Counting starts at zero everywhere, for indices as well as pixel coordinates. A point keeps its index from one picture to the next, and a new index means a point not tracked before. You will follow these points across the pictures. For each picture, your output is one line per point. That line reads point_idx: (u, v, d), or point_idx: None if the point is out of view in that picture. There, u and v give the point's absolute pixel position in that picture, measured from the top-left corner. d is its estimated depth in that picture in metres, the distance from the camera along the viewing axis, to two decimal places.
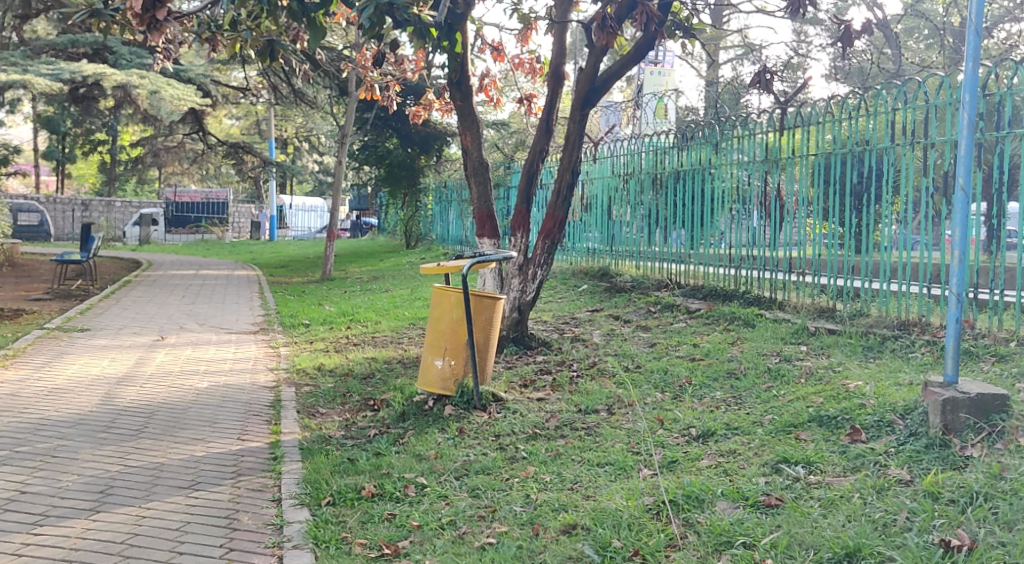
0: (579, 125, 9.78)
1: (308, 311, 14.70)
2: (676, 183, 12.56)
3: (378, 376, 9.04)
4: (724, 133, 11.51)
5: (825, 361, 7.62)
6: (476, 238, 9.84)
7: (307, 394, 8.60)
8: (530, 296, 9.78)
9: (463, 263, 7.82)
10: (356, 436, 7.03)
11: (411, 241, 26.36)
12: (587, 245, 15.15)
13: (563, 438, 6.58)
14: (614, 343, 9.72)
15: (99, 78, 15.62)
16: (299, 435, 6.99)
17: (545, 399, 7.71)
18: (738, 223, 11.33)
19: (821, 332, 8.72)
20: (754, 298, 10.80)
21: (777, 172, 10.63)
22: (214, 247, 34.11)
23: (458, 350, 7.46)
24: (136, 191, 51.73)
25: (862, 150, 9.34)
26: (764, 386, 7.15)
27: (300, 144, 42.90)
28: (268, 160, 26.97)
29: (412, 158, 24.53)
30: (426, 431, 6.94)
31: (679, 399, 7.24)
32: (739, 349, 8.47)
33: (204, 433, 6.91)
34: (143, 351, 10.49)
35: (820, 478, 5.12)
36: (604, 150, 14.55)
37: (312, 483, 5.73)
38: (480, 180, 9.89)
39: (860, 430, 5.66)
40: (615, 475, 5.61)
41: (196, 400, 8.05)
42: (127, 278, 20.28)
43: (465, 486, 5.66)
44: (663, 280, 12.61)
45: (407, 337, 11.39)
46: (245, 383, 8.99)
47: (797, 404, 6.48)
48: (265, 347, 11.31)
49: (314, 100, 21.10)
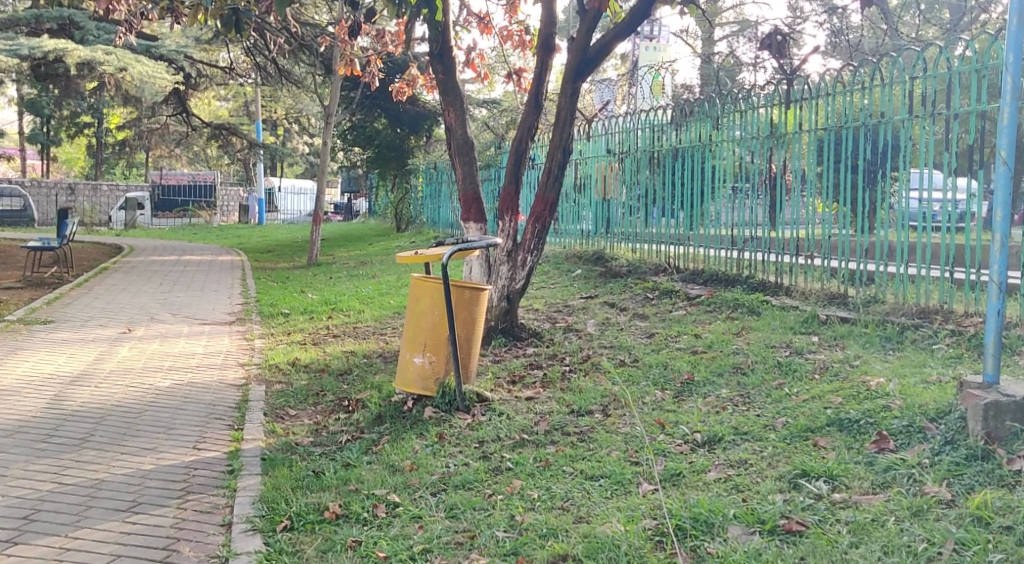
0: (571, 99, 9.05)
1: (289, 298, 14.02)
2: (674, 163, 11.87)
3: (355, 372, 8.39)
4: (724, 108, 10.82)
5: (842, 354, 6.95)
6: (462, 222, 9.15)
7: (277, 392, 7.94)
8: (520, 284, 9.11)
9: (444, 249, 7.14)
10: (326, 443, 6.38)
11: (402, 224, 25.39)
12: (580, 228, 14.47)
13: (554, 445, 5.92)
14: (611, 333, 9.06)
15: (62, 55, 14.90)
16: (263, 443, 6.34)
17: (535, 399, 7.06)
18: (741, 203, 10.67)
19: (834, 320, 8.04)
20: (759, 283, 10.12)
21: (782, 150, 9.95)
22: (202, 232, 33.34)
23: (439, 347, 6.81)
24: (126, 175, 50.94)
25: (877, 123, 8.63)
26: (776, 383, 6.49)
27: (289, 126, 42.15)
28: (253, 141, 26.22)
29: (402, 139, 23.76)
30: (403, 437, 6.29)
31: (681, 399, 6.59)
32: (745, 341, 7.81)
33: (156, 442, 6.28)
34: (106, 344, 9.83)
35: (846, 496, 4.47)
36: (598, 128, 13.83)
37: (269, 503, 5.10)
38: (465, 159, 9.17)
39: (888, 438, 5.00)
40: (612, 491, 4.96)
41: (154, 402, 7.41)
42: (105, 264, 19.58)
43: (443, 505, 5.01)
44: (661, 264, 11.93)
45: (390, 327, 10.73)
46: (212, 381, 8.34)
47: (813, 405, 5.83)
48: (238, 339, 10.64)
49: (299, 79, 20.30)
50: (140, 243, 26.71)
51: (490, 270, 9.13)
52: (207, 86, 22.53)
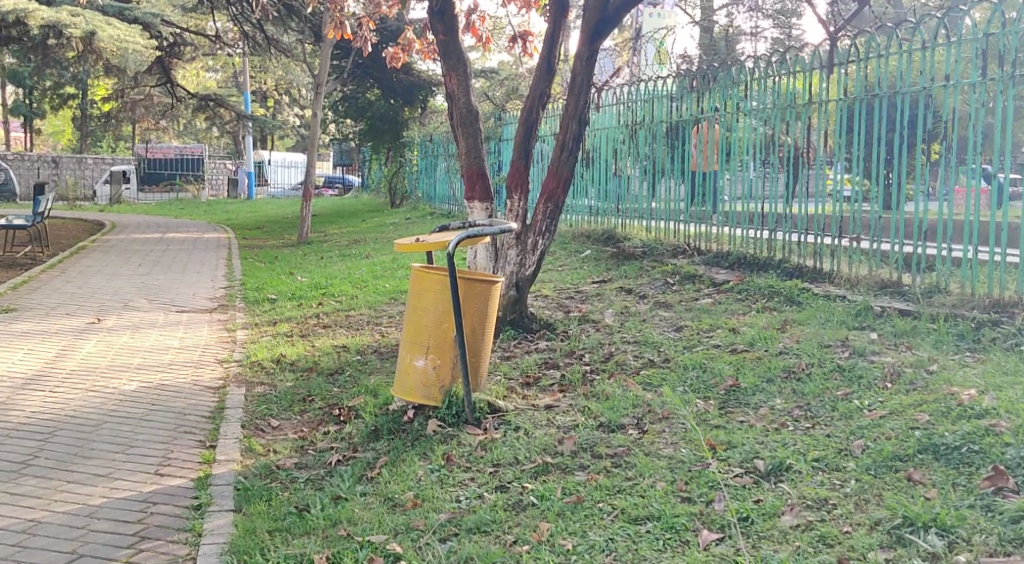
0: (588, 64, 8.00)
1: (276, 282, 13.00)
2: (693, 135, 10.74)
3: (346, 373, 7.41)
4: (755, 73, 9.69)
5: (912, 356, 6.00)
6: (465, 202, 8.13)
7: (257, 397, 6.95)
8: (530, 270, 8.12)
9: (448, 237, 6.13)
10: (312, 466, 5.42)
11: (394, 198, 24.79)
12: (588, 204, 13.35)
13: (585, 471, 4.95)
14: (632, 325, 8.09)
15: (24, 16, 13.91)
16: (238, 466, 5.38)
17: (555, 408, 6.09)
18: (774, 178, 9.57)
19: (891, 313, 7.11)
20: (795, 268, 9.06)
21: (823, 119, 8.85)
22: (190, 206, 32.10)
23: (444, 349, 5.83)
24: (113, 147, 49.42)
25: (940, 88, 7.58)
26: (841, 393, 5.53)
27: (280, 97, 40.85)
28: (242, 113, 25.07)
29: (396, 110, 22.52)
30: (403, 459, 5.33)
31: (728, 410, 5.63)
32: (793, 338, 6.82)
33: (110, 466, 5.31)
34: (71, 338, 8.83)
35: (971, 558, 3.58)
36: (607, 98, 12.65)
37: (240, 557, 4.20)
38: (469, 131, 8.13)
39: (1006, 473, 4.10)
40: (664, 542, 4.02)
41: (115, 411, 6.44)
42: (83, 243, 18.49)
43: (455, 558, 4.09)
44: (680, 246, 10.85)
45: (387, 316, 9.74)
46: (185, 383, 7.35)
47: (897, 424, 4.88)
48: (219, 330, 9.63)
49: (287, 49, 19.17)
50: (124, 219, 25.61)
51: (497, 255, 8.14)
52: (192, 54, 21.38)
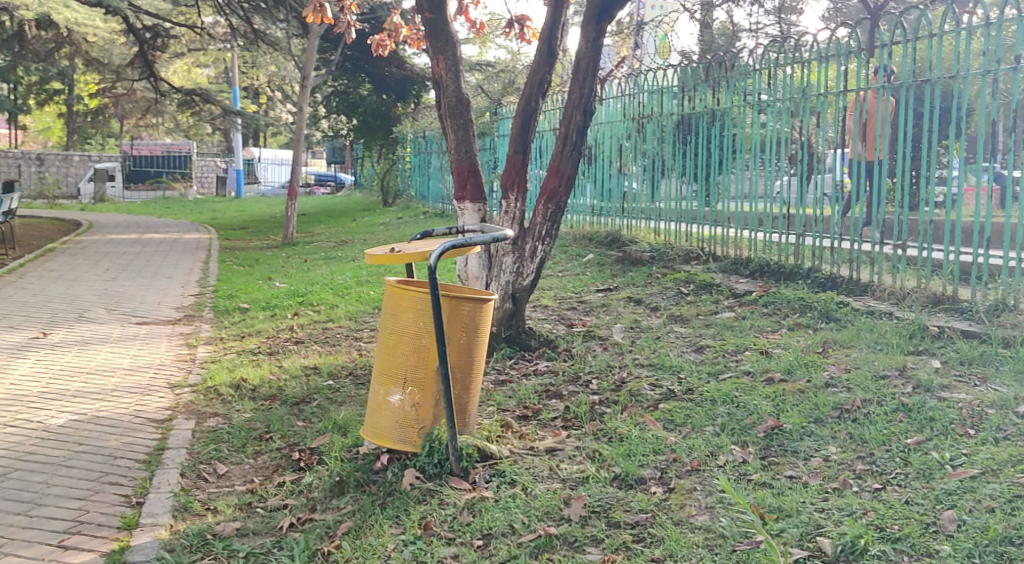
0: (593, 46, 6.89)
1: (251, 288, 11.94)
2: (709, 126, 9.57)
3: (314, 403, 6.34)
4: (781, 58, 8.53)
5: (992, 393, 4.99)
6: (454, 203, 7.07)
7: (207, 434, 5.87)
8: (528, 280, 7.06)
9: (429, 247, 5.06)
10: (257, 533, 4.39)
11: (389, 197, 23.45)
12: (589, 203, 12.19)
13: (599, 549, 3.92)
14: (646, 343, 7.02)
15: None
16: (168, 535, 4.34)
17: (558, 451, 5.03)
18: (800, 176, 8.42)
19: (952, 335, 6.11)
20: (827, 278, 7.95)
21: (862, 109, 7.68)
22: (176, 206, 30.92)
23: (423, 382, 4.76)
24: (103, 144, 47.96)
25: (1009, 70, 6.52)
26: (912, 441, 4.50)
27: (271, 92, 39.66)
28: (228, 109, 23.92)
29: (388, 106, 21.59)
30: (370, 525, 4.29)
31: (770, 459, 4.59)
32: (839, 363, 5.78)
33: (5, 535, 4.29)
34: (6, 357, 7.76)
35: None
36: (611, 90, 11.48)
37: None
38: (459, 122, 7.02)
39: None
40: None
41: (33, 452, 5.40)
42: (54, 245, 17.37)
43: None
44: (692, 251, 9.70)
45: (368, 330, 8.66)
46: (126, 413, 6.30)
47: (997, 488, 3.90)
48: (178, 346, 8.56)
49: (276, 42, 18.13)
50: (103, 218, 24.42)
51: (491, 262, 7.06)
52: (178, 47, 20.28)
